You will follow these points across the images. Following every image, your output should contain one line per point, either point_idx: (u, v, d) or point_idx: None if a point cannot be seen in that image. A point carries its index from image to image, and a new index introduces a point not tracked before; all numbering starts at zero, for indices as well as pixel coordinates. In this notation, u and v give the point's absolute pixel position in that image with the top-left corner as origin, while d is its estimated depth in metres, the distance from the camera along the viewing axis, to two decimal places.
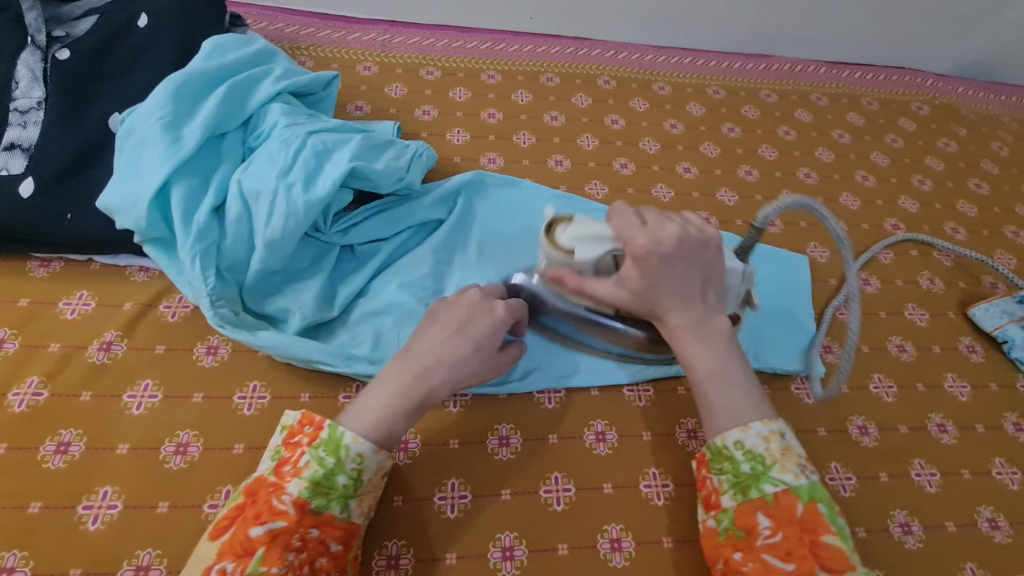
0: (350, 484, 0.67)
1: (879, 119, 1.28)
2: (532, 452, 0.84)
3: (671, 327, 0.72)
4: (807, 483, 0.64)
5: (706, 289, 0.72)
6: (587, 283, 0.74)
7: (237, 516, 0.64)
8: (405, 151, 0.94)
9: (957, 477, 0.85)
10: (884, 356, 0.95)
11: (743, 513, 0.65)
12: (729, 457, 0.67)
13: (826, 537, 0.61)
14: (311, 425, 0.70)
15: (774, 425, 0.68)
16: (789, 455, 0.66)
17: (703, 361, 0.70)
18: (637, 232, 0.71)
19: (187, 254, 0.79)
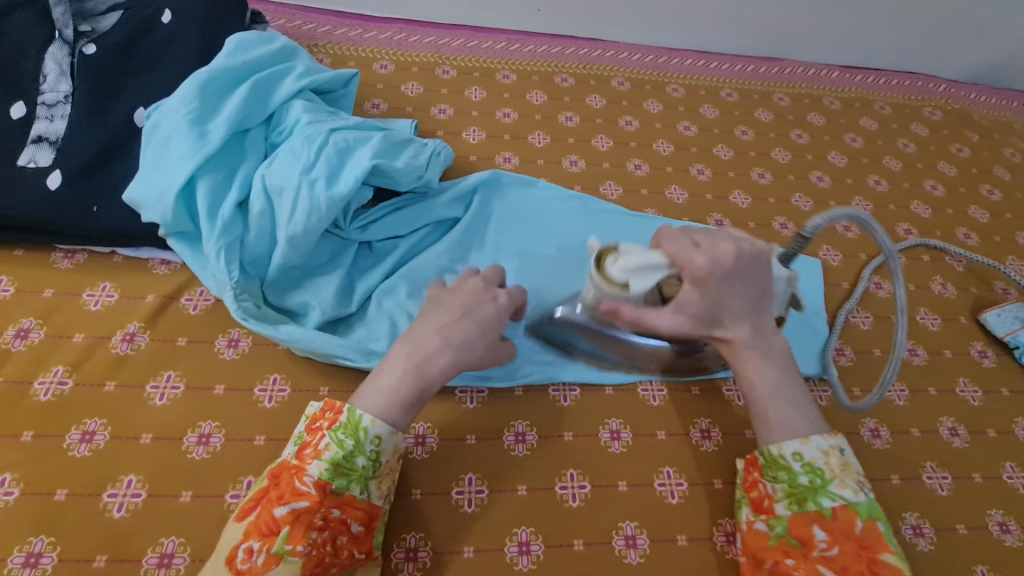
0: (369, 467, 0.52)
1: (972, 170, 1.06)
2: (602, 503, 0.61)
3: (734, 343, 0.58)
4: (866, 499, 0.53)
5: (765, 305, 0.58)
6: (645, 314, 0.56)
7: (263, 498, 0.51)
8: (425, 149, 0.75)
9: (971, 481, 0.69)
10: (951, 400, 0.75)
11: (797, 522, 0.54)
12: (787, 467, 0.55)
13: (885, 554, 0.51)
14: (333, 411, 0.54)
15: (832, 438, 0.56)
16: (848, 470, 0.55)
17: (765, 378, 0.58)
18: (693, 252, 0.56)
19: (214, 252, 0.62)
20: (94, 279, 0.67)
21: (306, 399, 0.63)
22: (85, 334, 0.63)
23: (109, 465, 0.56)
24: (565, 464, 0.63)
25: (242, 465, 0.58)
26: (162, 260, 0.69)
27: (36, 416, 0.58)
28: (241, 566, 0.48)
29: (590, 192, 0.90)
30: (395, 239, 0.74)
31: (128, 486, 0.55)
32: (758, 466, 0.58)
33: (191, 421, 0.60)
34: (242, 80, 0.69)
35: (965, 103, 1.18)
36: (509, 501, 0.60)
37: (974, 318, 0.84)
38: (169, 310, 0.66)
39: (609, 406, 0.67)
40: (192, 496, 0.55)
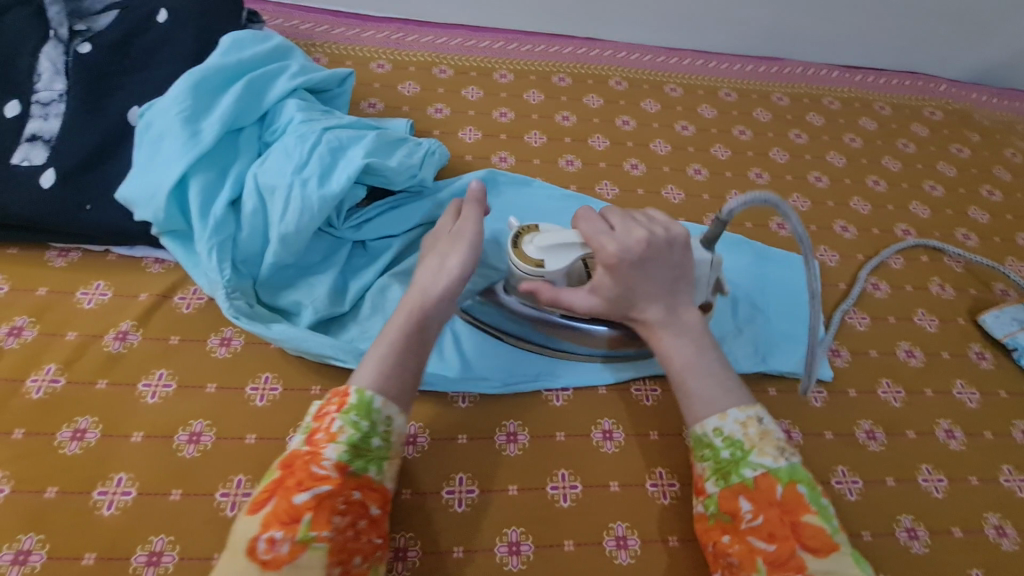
0: (384, 447, 0.52)
1: (972, 170, 1.06)
2: (593, 503, 0.61)
3: (649, 324, 0.60)
4: (786, 463, 0.52)
5: (681, 286, 0.60)
6: (563, 292, 0.61)
7: (275, 488, 0.48)
8: (419, 148, 0.75)
9: (968, 484, 0.68)
10: (948, 402, 0.74)
11: (724, 496, 0.53)
12: (708, 444, 0.55)
13: (808, 516, 0.49)
14: (339, 395, 0.53)
15: (751, 409, 0.55)
16: (766, 437, 0.53)
17: (679, 350, 0.58)
18: (605, 238, 0.59)
19: (206, 251, 0.62)
20: (87, 278, 0.67)
21: (297, 398, 0.63)
22: (78, 332, 0.63)
23: (100, 462, 0.56)
24: (556, 463, 0.63)
25: (232, 464, 0.58)
26: (156, 258, 0.70)
27: (28, 414, 0.58)
28: (263, 557, 0.44)
29: (586, 192, 0.90)
30: (389, 239, 0.74)
31: (118, 484, 0.55)
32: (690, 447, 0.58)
33: (182, 419, 0.60)
34: (236, 79, 0.69)
35: (965, 103, 1.17)
36: (499, 500, 0.60)
37: (972, 319, 0.83)
38: (162, 308, 0.67)
39: (601, 406, 0.67)
40: (181, 494, 0.56)
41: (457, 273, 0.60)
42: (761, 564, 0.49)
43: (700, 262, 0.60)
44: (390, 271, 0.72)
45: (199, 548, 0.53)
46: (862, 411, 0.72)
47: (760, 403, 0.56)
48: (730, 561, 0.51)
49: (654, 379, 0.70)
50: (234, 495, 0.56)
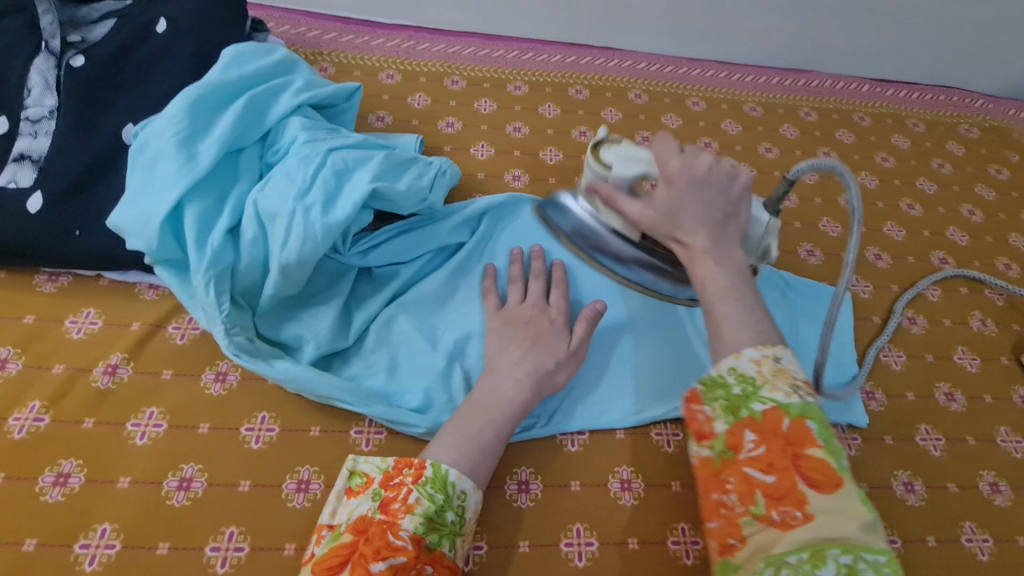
0: (458, 522, 0.50)
1: (1012, 193, 1.00)
2: (610, 562, 0.56)
3: (690, 248, 0.53)
4: (800, 400, 0.45)
5: (733, 222, 0.54)
6: (620, 196, 0.58)
7: (350, 555, 0.47)
8: (430, 168, 0.71)
9: (1015, 545, 0.63)
10: (992, 452, 0.69)
11: (731, 433, 0.46)
12: (721, 382, 0.47)
13: (813, 449, 0.44)
14: (411, 466, 0.52)
15: (771, 350, 0.48)
16: (781, 375, 0.46)
17: (717, 276, 0.51)
18: (673, 155, 0.56)
19: (203, 284, 0.58)
20: (77, 305, 0.64)
21: (296, 441, 0.59)
22: (65, 365, 0.60)
23: (83, 511, 0.52)
24: (571, 516, 0.58)
25: (223, 514, 0.54)
26: (150, 284, 0.66)
27: (9, 456, 0.54)
28: None
29: None
30: (396, 266, 0.70)
31: (102, 535, 0.52)
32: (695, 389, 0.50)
33: (172, 463, 0.56)
34: (235, 96, 0.65)
35: (1003, 120, 1.11)
36: (509, 558, 0.56)
37: (1015, 359, 0.78)
38: (155, 339, 0.63)
39: (619, 453, 0.63)
40: (170, 548, 0.52)
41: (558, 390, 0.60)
42: (759, 497, 0.43)
43: (756, 221, 0.57)
44: (396, 300, 0.68)
45: None
46: (900, 461, 0.67)
47: (786, 347, 0.48)
48: (724, 499, 0.45)
49: (676, 422, 0.66)
50: (225, 549, 0.52)
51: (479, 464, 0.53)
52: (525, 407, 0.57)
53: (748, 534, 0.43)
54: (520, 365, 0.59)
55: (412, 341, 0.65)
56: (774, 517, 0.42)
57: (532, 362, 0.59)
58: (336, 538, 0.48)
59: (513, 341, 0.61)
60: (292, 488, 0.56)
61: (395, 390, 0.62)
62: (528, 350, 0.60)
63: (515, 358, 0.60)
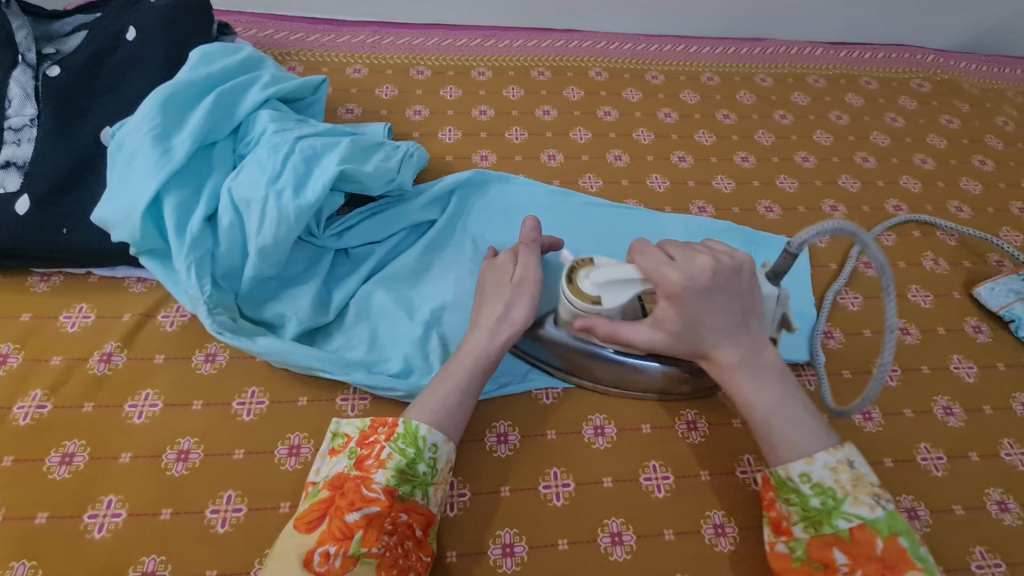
0: (430, 472, 0.54)
1: (963, 141, 1.03)
2: (587, 500, 0.60)
3: (725, 368, 0.56)
4: (883, 513, 0.50)
5: (752, 321, 0.56)
6: (622, 327, 0.57)
7: (327, 509, 0.51)
8: (397, 151, 0.75)
9: (966, 460, 0.67)
10: (945, 378, 0.73)
11: (817, 543, 0.52)
12: (797, 489, 0.53)
13: (912, 571, 0.48)
14: (385, 425, 0.56)
15: (840, 452, 0.53)
16: (861, 485, 0.52)
17: (763, 395, 0.55)
18: (668, 268, 0.55)
19: (185, 268, 0.61)
20: (70, 301, 0.67)
21: (285, 411, 0.62)
22: (62, 356, 0.63)
23: (89, 486, 0.56)
24: (548, 461, 0.62)
25: (221, 480, 0.58)
26: (138, 277, 0.69)
27: (16, 441, 0.58)
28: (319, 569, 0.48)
29: (568, 185, 0.89)
30: (370, 245, 0.74)
31: (108, 506, 0.55)
32: (771, 487, 0.56)
33: (170, 438, 0.60)
34: (205, 93, 0.68)
35: (954, 72, 1.15)
36: (491, 503, 0.60)
37: (967, 292, 0.82)
38: (146, 327, 0.66)
39: (592, 403, 0.67)
40: (172, 513, 0.55)
41: (520, 324, 0.61)
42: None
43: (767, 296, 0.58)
44: (373, 277, 0.71)
45: (191, 566, 0.53)
46: (857, 393, 0.71)
47: (849, 443, 0.54)
48: None
49: None
50: (224, 511, 0.56)
51: (446, 415, 0.56)
52: (484, 354, 0.59)
53: None
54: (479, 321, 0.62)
55: (389, 313, 0.68)
56: None
57: (489, 313, 0.62)
58: (315, 494, 0.53)
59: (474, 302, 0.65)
60: (284, 453, 0.60)
61: (376, 359, 0.66)
62: (482, 303, 0.63)
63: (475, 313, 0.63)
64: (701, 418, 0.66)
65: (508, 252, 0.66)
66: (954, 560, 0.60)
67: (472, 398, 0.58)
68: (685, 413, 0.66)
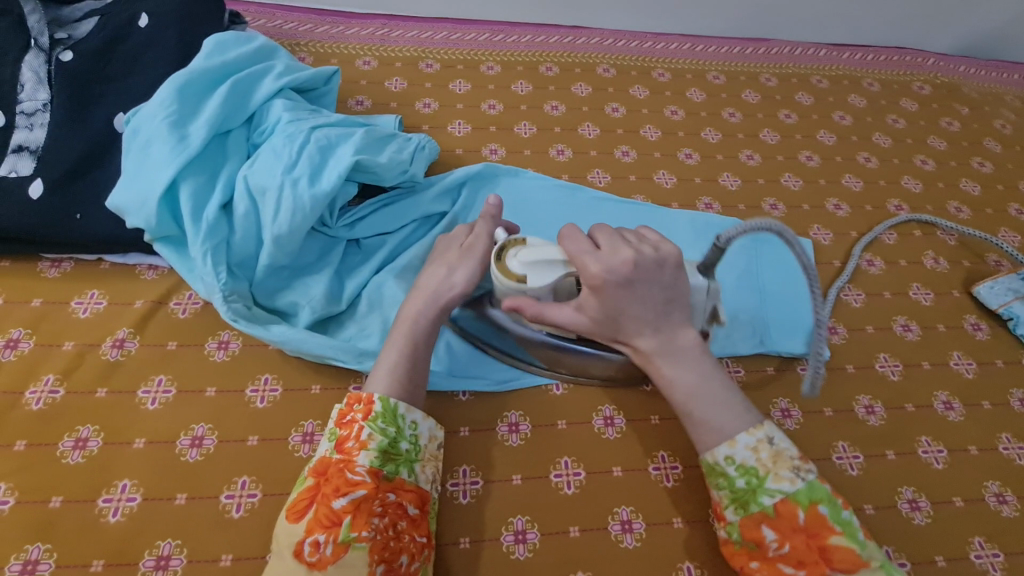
0: (413, 449, 0.55)
1: (963, 143, 1.05)
2: (596, 489, 0.61)
3: (645, 353, 0.57)
4: (804, 485, 0.51)
5: (675, 310, 0.56)
6: (545, 307, 0.58)
7: (314, 496, 0.51)
8: (410, 143, 0.75)
9: (965, 454, 0.69)
10: (945, 374, 0.75)
11: (747, 525, 0.52)
12: (722, 473, 0.53)
13: (834, 538, 0.49)
14: (361, 403, 0.56)
15: (761, 431, 0.54)
16: (780, 460, 0.52)
17: (682, 377, 0.56)
18: (590, 261, 0.55)
19: (201, 255, 0.61)
20: (82, 288, 0.67)
21: (299, 398, 0.63)
22: (75, 342, 0.63)
23: (103, 470, 0.56)
24: (559, 452, 0.63)
25: (234, 466, 0.58)
26: (150, 265, 0.69)
27: (29, 425, 0.58)
28: (310, 558, 0.48)
29: (576, 180, 0.90)
30: (383, 236, 0.74)
31: (122, 490, 0.55)
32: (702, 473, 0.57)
33: (183, 424, 0.60)
34: (220, 81, 0.68)
35: (954, 75, 1.17)
36: (503, 490, 0.61)
37: (966, 291, 0.83)
38: (158, 314, 0.66)
39: (602, 394, 0.67)
40: (186, 498, 0.56)
41: (462, 286, 0.62)
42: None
43: (697, 288, 0.58)
44: (386, 268, 0.72)
45: (206, 551, 0.53)
46: (860, 387, 0.72)
47: (771, 422, 0.55)
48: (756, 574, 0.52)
49: None
50: (239, 496, 0.56)
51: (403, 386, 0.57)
52: (425, 318, 0.60)
53: None
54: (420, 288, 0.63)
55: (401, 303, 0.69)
56: None
57: (432, 275, 0.63)
58: (301, 482, 0.53)
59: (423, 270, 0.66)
60: (298, 440, 0.60)
61: None
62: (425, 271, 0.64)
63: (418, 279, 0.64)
64: None
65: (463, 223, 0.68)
66: (954, 551, 0.62)
67: (420, 364, 0.59)
68: None
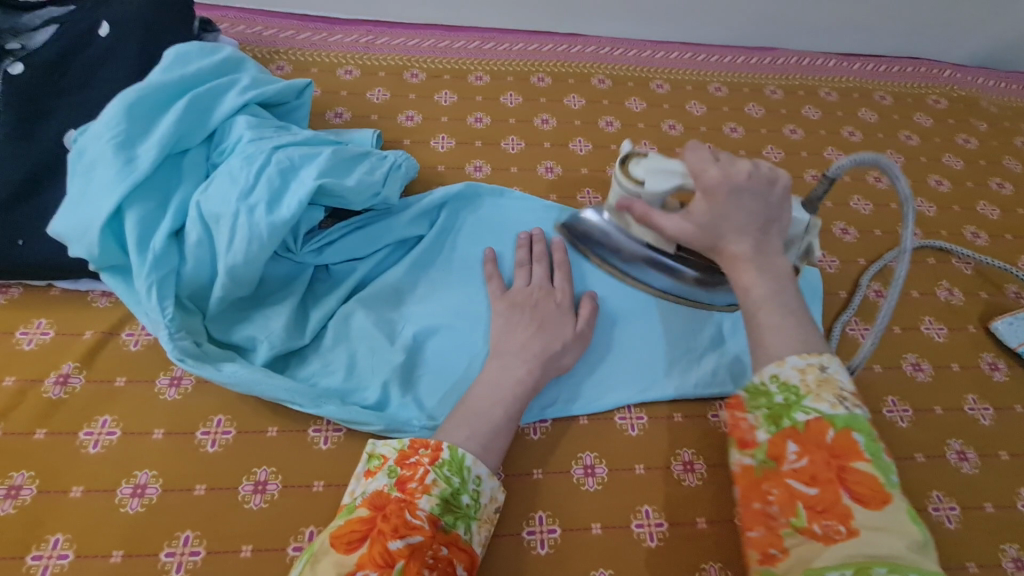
0: (473, 505, 0.51)
1: (980, 162, 0.99)
2: (573, 549, 0.56)
3: (729, 255, 0.53)
4: (847, 411, 0.44)
5: (774, 228, 0.53)
6: (655, 212, 0.58)
7: (368, 530, 0.47)
8: (384, 162, 0.70)
9: (979, 512, 0.63)
10: (958, 419, 0.69)
11: (772, 443, 0.45)
12: (762, 390, 0.47)
13: (860, 463, 0.42)
14: (427, 447, 0.52)
15: (817, 358, 0.47)
16: (826, 385, 0.45)
17: (760, 283, 0.51)
18: (710, 161, 0.56)
19: (146, 289, 0.56)
20: (28, 317, 0.63)
21: (252, 442, 0.58)
22: (15, 377, 0.59)
23: (34, 524, 0.52)
24: (533, 505, 0.58)
25: (178, 519, 0.53)
26: (103, 292, 0.65)
27: None
28: None
29: (565, 200, 0.84)
30: (353, 262, 0.69)
31: (54, 546, 0.51)
32: (738, 398, 0.50)
33: (126, 470, 0.55)
34: (176, 98, 0.64)
35: (971, 88, 1.10)
36: None
37: (983, 326, 0.77)
38: (108, 347, 0.62)
39: (583, 439, 0.63)
40: (123, 555, 0.51)
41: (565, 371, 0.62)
42: (801, 509, 0.42)
43: (797, 221, 0.57)
44: (354, 297, 0.67)
45: None
46: None
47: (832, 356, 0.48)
48: (767, 509, 0.44)
49: (641, 406, 0.65)
50: (180, 554, 0.52)
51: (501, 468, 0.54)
52: (531, 389, 0.58)
53: (790, 546, 0.42)
54: (529, 347, 0.60)
55: (369, 337, 0.64)
56: (817, 530, 0.41)
57: (539, 346, 0.61)
58: (352, 512, 0.48)
59: (518, 326, 0.62)
60: (249, 490, 0.55)
61: (354, 388, 0.62)
62: (533, 335, 0.61)
63: (521, 343, 0.61)
64: (698, 459, 0.62)
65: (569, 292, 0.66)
66: None
67: (510, 425, 0.56)
68: (681, 454, 0.62)
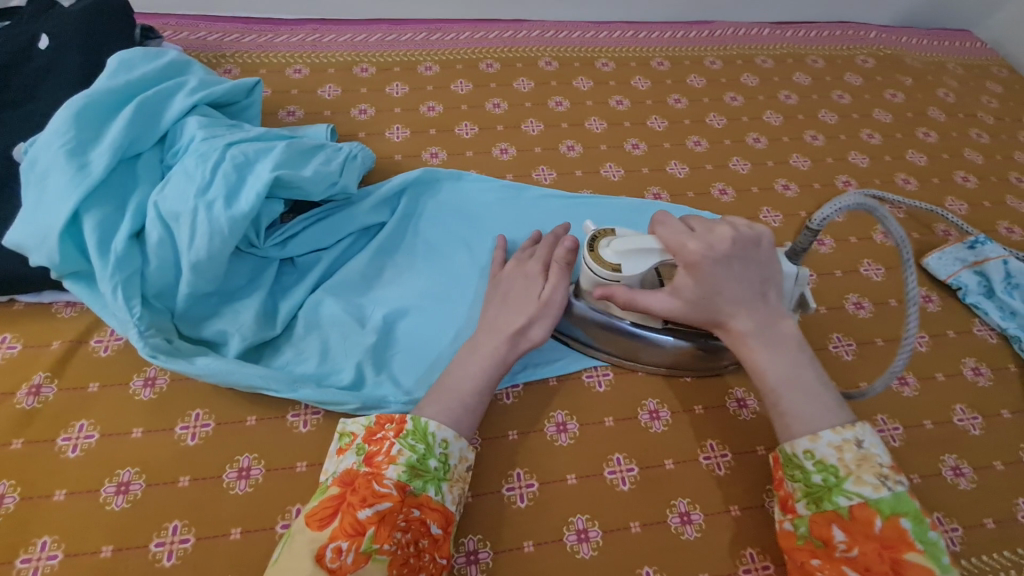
0: (442, 468, 0.53)
1: (907, 114, 1.05)
2: (551, 500, 0.59)
3: (738, 336, 0.56)
4: (889, 494, 0.49)
5: (769, 292, 0.56)
6: (639, 294, 0.57)
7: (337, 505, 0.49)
8: (339, 153, 0.72)
9: (920, 429, 0.68)
10: (897, 348, 0.74)
11: (818, 522, 0.51)
12: (802, 467, 0.52)
13: (910, 553, 0.47)
14: (393, 422, 0.55)
15: (851, 430, 0.52)
16: (866, 465, 0.50)
17: (775, 363, 0.54)
18: (687, 237, 0.56)
19: (111, 291, 0.57)
20: None
21: (231, 432, 0.59)
22: None
23: (20, 529, 0.53)
24: (511, 463, 0.61)
25: (165, 511, 0.55)
26: (67, 302, 0.66)
27: None
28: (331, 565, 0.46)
29: (521, 178, 0.87)
30: (319, 252, 0.71)
31: (42, 548, 0.52)
32: (779, 463, 0.56)
33: (108, 470, 0.56)
34: (125, 104, 0.64)
35: (896, 47, 1.17)
36: None
37: (916, 263, 0.83)
38: (78, 354, 0.63)
39: (553, 399, 0.66)
40: (113, 550, 0.52)
41: (535, 343, 0.61)
42: None
43: (787, 275, 0.58)
44: (322, 286, 0.69)
45: None
46: None
47: (861, 422, 0.53)
48: None
49: (607, 362, 0.69)
50: (170, 543, 0.53)
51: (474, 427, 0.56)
52: (494, 364, 0.59)
53: None
54: (489, 326, 0.62)
55: (340, 322, 0.66)
56: None
57: (503, 323, 0.62)
58: (324, 490, 0.51)
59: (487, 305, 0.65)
60: (233, 476, 0.57)
61: (329, 370, 0.64)
62: (501, 310, 0.63)
63: (489, 319, 0.63)
64: (663, 407, 0.66)
65: (540, 265, 0.66)
66: None
67: (476, 391, 0.58)
68: (646, 404, 0.66)
